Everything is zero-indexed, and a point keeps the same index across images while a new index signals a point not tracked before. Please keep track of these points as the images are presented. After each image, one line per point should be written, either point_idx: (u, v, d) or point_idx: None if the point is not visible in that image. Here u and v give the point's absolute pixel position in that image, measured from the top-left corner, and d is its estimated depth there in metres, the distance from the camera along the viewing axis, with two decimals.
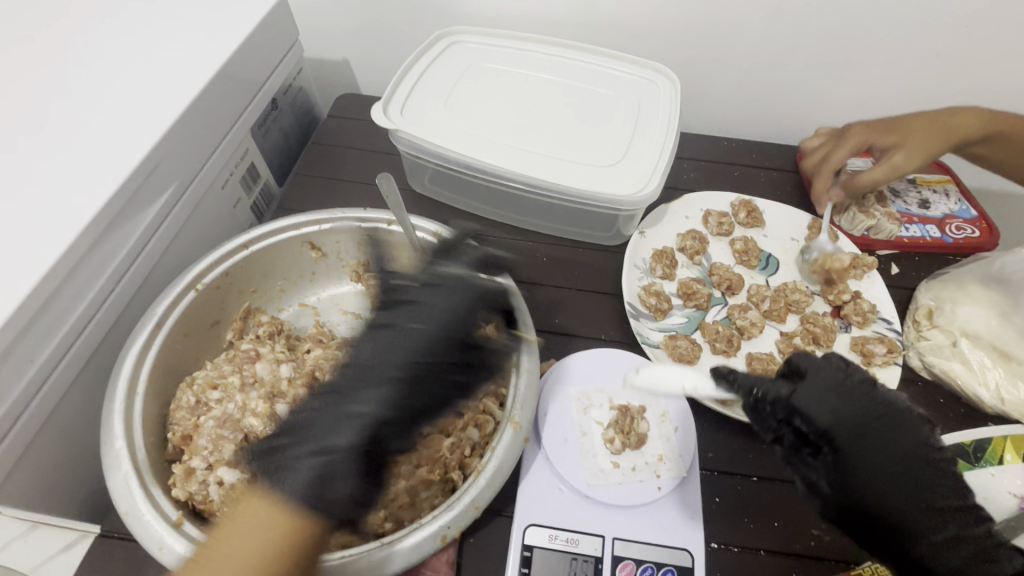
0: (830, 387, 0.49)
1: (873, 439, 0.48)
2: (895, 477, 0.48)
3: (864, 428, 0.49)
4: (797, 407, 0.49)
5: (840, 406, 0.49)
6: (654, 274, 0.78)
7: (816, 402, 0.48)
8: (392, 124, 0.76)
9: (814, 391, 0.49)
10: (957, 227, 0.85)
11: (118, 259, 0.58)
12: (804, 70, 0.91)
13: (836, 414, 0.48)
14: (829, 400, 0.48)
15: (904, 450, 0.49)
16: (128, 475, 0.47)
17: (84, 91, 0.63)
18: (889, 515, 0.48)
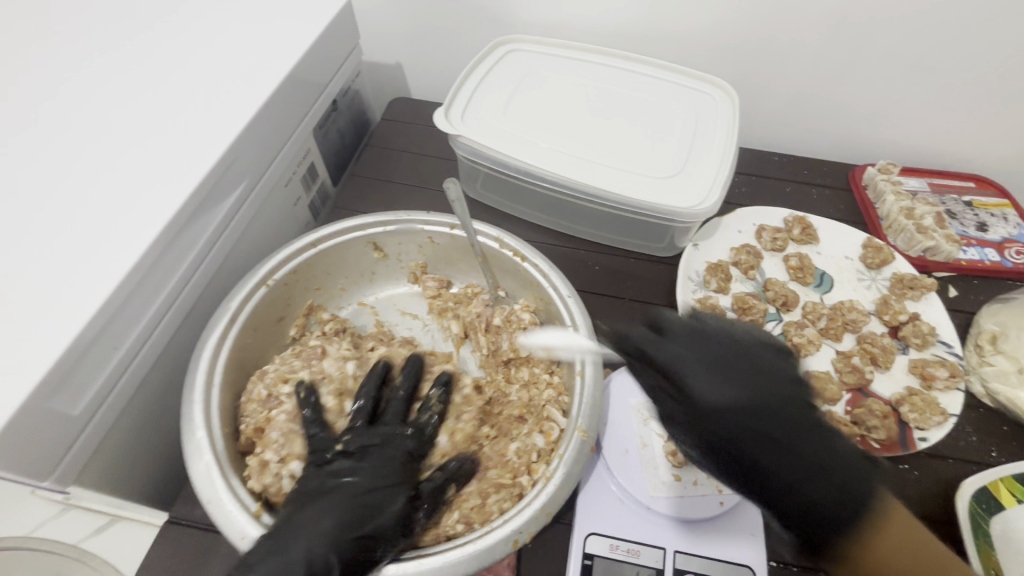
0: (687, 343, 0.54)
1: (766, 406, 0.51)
2: (766, 450, 0.50)
3: (772, 405, 0.51)
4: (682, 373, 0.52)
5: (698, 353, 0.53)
6: (708, 287, 0.78)
7: (704, 380, 0.52)
8: (454, 129, 0.77)
9: (698, 365, 0.53)
10: (1016, 252, 0.84)
11: (194, 252, 0.60)
12: (862, 87, 0.91)
13: (739, 394, 0.52)
14: (698, 370, 0.52)
15: (778, 426, 0.50)
16: (209, 464, 0.48)
17: (164, 89, 0.65)
18: (775, 487, 0.49)
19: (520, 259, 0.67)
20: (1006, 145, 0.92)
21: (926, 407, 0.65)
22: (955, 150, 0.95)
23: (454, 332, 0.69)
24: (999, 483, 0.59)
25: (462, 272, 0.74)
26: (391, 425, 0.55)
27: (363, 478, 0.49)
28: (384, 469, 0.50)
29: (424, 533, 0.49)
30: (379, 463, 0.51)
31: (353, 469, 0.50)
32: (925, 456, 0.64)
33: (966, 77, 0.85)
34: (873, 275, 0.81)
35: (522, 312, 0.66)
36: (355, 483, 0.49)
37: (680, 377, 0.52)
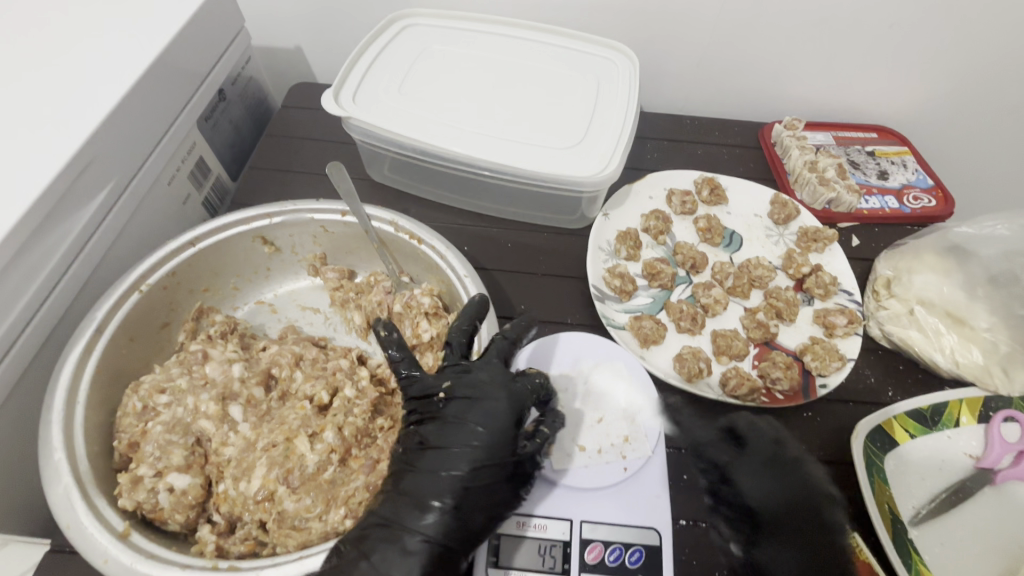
0: (762, 469, 0.59)
1: (795, 519, 0.56)
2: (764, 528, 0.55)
3: (788, 515, 0.56)
4: (732, 475, 0.58)
5: (773, 491, 0.57)
6: (618, 256, 0.78)
7: (751, 478, 0.58)
8: (344, 112, 0.73)
9: (748, 467, 0.59)
10: (915, 197, 0.86)
11: (51, 264, 0.55)
12: (765, 48, 0.90)
13: (769, 496, 0.57)
14: (755, 476, 0.58)
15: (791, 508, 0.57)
16: (68, 487, 0.45)
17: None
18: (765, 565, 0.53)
19: (417, 243, 0.65)
20: (904, 92, 0.94)
21: (827, 354, 0.67)
22: (859, 101, 0.96)
23: (357, 324, 0.68)
24: (894, 421, 0.62)
25: (364, 260, 0.72)
26: (501, 372, 0.53)
27: (473, 445, 0.49)
28: (509, 421, 0.50)
29: (311, 531, 0.47)
30: (497, 436, 0.50)
31: (490, 430, 0.50)
32: (828, 402, 0.66)
33: (862, 27, 0.85)
34: (780, 230, 0.83)
35: (422, 296, 0.63)
36: (478, 452, 0.49)
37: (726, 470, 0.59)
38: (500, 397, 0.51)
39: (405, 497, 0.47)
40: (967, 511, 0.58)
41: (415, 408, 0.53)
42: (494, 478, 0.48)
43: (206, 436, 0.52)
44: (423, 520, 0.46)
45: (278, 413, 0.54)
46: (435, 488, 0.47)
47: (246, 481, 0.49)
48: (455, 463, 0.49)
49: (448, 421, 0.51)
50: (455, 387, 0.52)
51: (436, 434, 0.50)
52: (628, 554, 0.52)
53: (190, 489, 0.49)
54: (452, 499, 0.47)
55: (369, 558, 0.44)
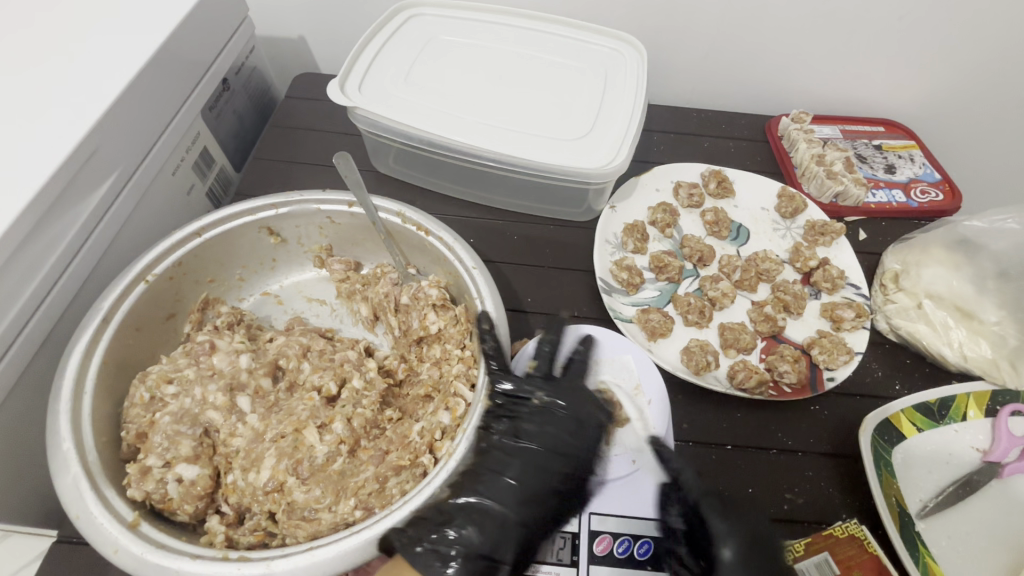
0: (733, 507, 0.54)
1: (777, 559, 0.51)
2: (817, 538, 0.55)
3: (768, 549, 0.51)
4: (702, 507, 0.53)
5: (756, 526, 0.53)
6: (625, 249, 0.77)
7: (717, 514, 0.53)
8: (350, 102, 0.72)
9: (806, 478, 0.59)
10: (922, 191, 0.86)
11: (55, 254, 0.55)
12: (772, 41, 0.89)
13: (743, 531, 0.52)
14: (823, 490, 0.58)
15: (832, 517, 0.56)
16: (77, 477, 0.44)
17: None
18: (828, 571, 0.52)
19: (424, 234, 0.65)
20: (912, 85, 0.93)
21: (834, 348, 0.67)
22: (867, 94, 0.96)
23: (364, 316, 0.67)
24: (902, 415, 0.62)
25: (370, 252, 0.71)
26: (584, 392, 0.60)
27: (558, 450, 0.56)
28: (598, 434, 0.57)
29: (321, 522, 0.47)
30: (586, 444, 0.57)
31: (578, 439, 0.57)
32: (836, 396, 0.65)
33: (871, 19, 0.84)
34: (787, 224, 0.82)
35: (430, 287, 0.63)
36: (560, 453, 0.55)
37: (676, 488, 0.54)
38: (591, 413, 0.59)
39: (499, 488, 0.52)
40: (974, 504, 0.58)
41: (500, 403, 0.57)
42: (582, 479, 0.55)
43: (214, 426, 0.52)
44: (519, 507, 0.51)
45: (286, 404, 0.54)
46: (528, 483, 0.53)
47: (255, 472, 0.49)
48: (540, 460, 0.55)
49: (533, 422, 0.57)
50: (547, 398, 0.58)
51: (530, 432, 0.56)
52: (637, 545, 0.52)
53: (198, 479, 0.49)
54: (541, 491, 0.53)
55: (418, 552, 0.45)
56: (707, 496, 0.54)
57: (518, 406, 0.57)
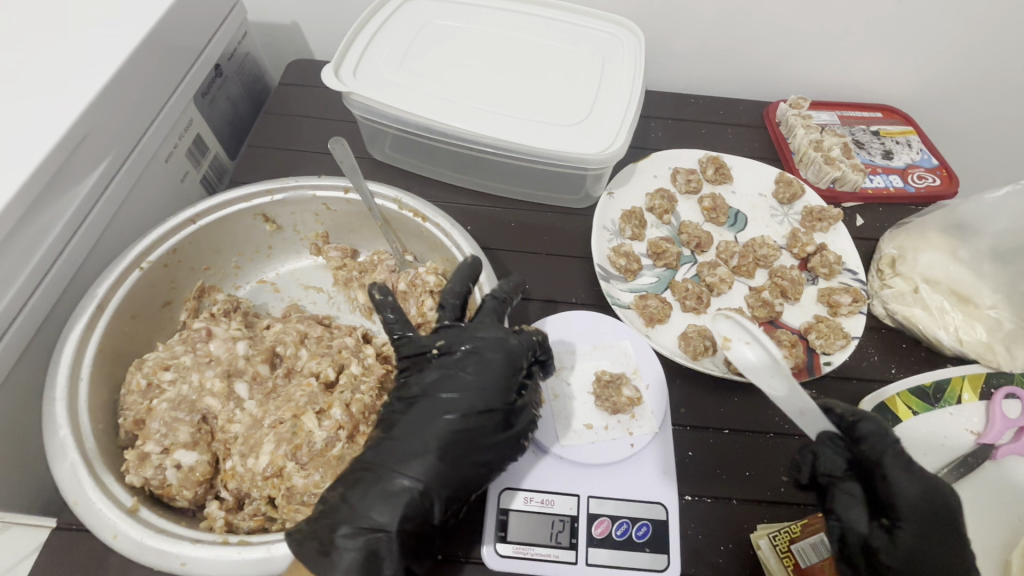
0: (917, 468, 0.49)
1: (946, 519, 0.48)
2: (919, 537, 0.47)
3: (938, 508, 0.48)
4: (886, 468, 0.48)
5: (928, 489, 0.48)
6: (623, 235, 0.77)
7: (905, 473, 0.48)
8: (345, 87, 0.71)
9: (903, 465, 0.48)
10: (919, 177, 0.86)
11: (47, 241, 0.54)
12: (772, 21, 0.87)
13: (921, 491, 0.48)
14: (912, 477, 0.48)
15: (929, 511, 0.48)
16: (75, 463, 0.45)
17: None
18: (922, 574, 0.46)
19: (421, 221, 0.64)
20: (911, 70, 0.93)
21: (831, 333, 0.67)
22: (864, 79, 0.95)
23: (361, 303, 0.67)
24: (897, 398, 0.63)
25: (366, 239, 0.71)
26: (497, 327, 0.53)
27: (467, 392, 0.50)
28: (500, 372, 0.51)
29: None
30: (487, 388, 0.50)
31: (486, 378, 0.50)
32: (833, 379, 0.66)
33: (869, 4, 0.84)
34: (785, 210, 0.82)
35: (427, 274, 0.63)
36: (467, 399, 0.49)
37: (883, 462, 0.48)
38: (495, 347, 0.51)
39: (402, 446, 0.47)
40: (966, 484, 0.59)
41: (408, 365, 0.54)
42: (486, 426, 0.49)
43: (212, 413, 0.52)
44: (409, 466, 0.46)
45: (284, 390, 0.54)
46: (427, 435, 0.47)
47: (253, 458, 0.49)
48: (444, 410, 0.49)
49: (438, 372, 0.51)
50: (449, 343, 0.52)
51: (427, 383, 0.51)
52: (635, 528, 0.53)
53: (197, 465, 0.49)
54: (438, 446, 0.47)
55: (348, 502, 0.44)
56: (892, 452, 0.49)
57: (430, 359, 0.52)
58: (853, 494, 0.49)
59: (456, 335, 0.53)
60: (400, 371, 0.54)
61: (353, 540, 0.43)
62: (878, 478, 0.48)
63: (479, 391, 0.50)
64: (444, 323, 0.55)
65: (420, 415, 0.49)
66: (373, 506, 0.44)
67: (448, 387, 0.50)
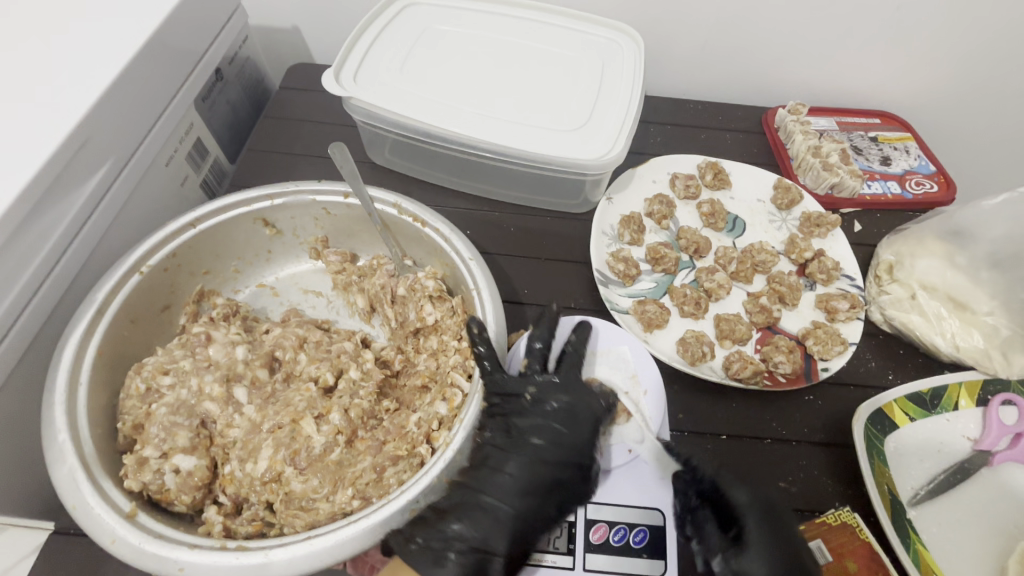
0: (793, 482, 0.58)
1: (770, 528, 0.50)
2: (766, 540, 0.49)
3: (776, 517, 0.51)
4: (721, 483, 0.52)
5: (807, 499, 0.58)
6: (622, 241, 0.77)
7: (793, 477, 0.59)
8: (345, 92, 0.72)
9: (729, 477, 0.53)
10: (917, 183, 0.87)
11: (47, 245, 0.54)
12: (770, 26, 0.88)
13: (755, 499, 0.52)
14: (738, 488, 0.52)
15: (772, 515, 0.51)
16: (73, 468, 0.44)
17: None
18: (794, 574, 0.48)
19: (421, 225, 0.65)
20: (909, 76, 0.93)
21: (829, 339, 0.67)
22: (862, 86, 0.96)
23: (360, 307, 0.67)
24: (894, 405, 0.63)
25: (366, 243, 0.71)
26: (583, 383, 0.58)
27: (556, 444, 0.55)
28: (588, 427, 0.56)
29: (320, 512, 0.47)
30: (576, 442, 0.55)
31: (576, 429, 0.55)
32: (831, 385, 0.66)
33: (867, 11, 0.84)
34: (783, 215, 0.82)
35: (427, 279, 0.63)
36: (559, 447, 0.54)
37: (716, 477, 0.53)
38: (585, 403, 0.56)
39: (499, 482, 0.52)
40: (963, 491, 0.59)
41: (495, 401, 0.56)
42: (578, 473, 0.54)
43: (211, 418, 0.52)
44: (510, 500, 0.51)
45: (283, 395, 0.54)
46: (525, 478, 0.53)
47: (252, 462, 0.49)
48: (535, 456, 0.54)
49: (530, 420, 0.55)
50: (540, 390, 0.57)
51: (522, 427, 0.55)
52: (632, 534, 0.53)
53: (196, 470, 0.49)
54: (532, 486, 0.52)
55: (463, 529, 0.49)
56: (723, 472, 0.53)
57: (523, 407, 0.56)
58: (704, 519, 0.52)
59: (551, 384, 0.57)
60: (490, 406, 0.56)
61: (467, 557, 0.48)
62: (716, 495, 0.52)
63: (575, 441, 0.55)
64: (530, 369, 0.59)
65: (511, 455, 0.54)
66: (486, 535, 0.49)
67: (540, 435, 0.55)
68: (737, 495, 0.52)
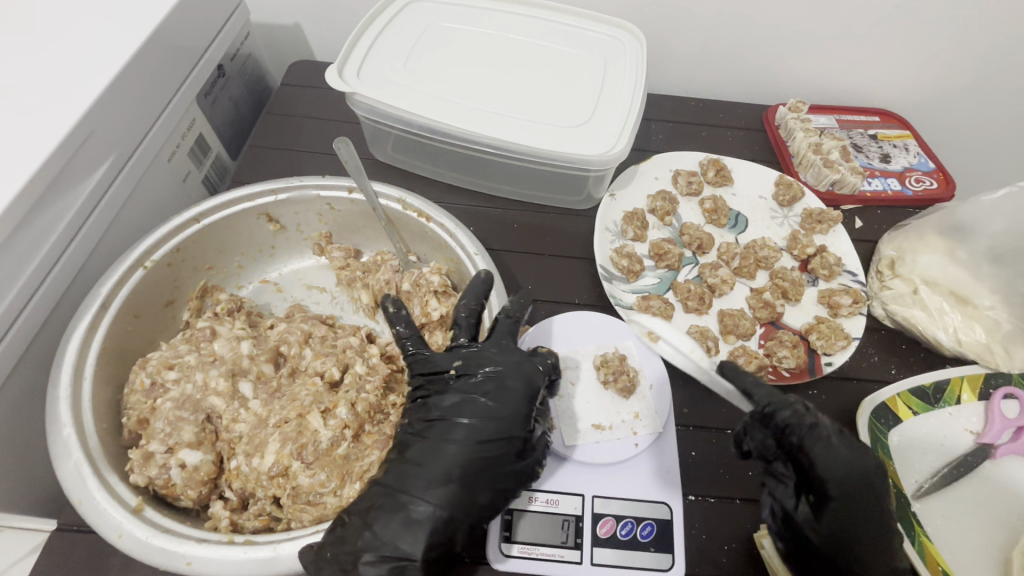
0: (836, 441, 0.50)
1: (866, 494, 0.49)
2: (846, 510, 0.48)
3: (865, 484, 0.49)
4: (808, 446, 0.49)
5: (852, 462, 0.49)
6: (625, 237, 0.77)
7: (825, 445, 0.49)
8: (348, 87, 0.71)
9: (828, 439, 0.49)
10: (916, 180, 0.87)
11: (51, 240, 0.54)
12: (771, 25, 0.88)
13: (845, 468, 0.49)
14: (834, 451, 0.49)
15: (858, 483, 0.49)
16: (79, 463, 0.44)
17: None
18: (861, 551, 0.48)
19: (425, 221, 0.65)
20: (908, 75, 0.94)
21: (832, 333, 0.67)
22: (862, 84, 0.97)
23: (365, 303, 0.67)
24: (897, 399, 0.63)
25: (370, 239, 0.71)
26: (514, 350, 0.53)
27: (484, 419, 0.48)
28: (517, 398, 0.50)
29: (327, 506, 0.47)
30: (502, 414, 0.49)
31: (505, 400, 0.50)
32: (834, 380, 0.66)
33: (867, 9, 0.85)
34: (785, 212, 0.83)
35: (431, 275, 0.63)
36: (486, 424, 0.48)
37: (801, 440, 0.49)
38: (513, 373, 0.51)
39: (413, 473, 0.46)
40: (967, 485, 0.59)
41: (421, 383, 0.53)
42: (507, 452, 0.48)
43: (216, 412, 0.52)
44: (427, 492, 0.45)
45: (289, 390, 0.54)
46: (443, 463, 0.46)
47: (259, 457, 0.49)
48: (464, 435, 0.48)
49: (457, 396, 0.50)
50: (466, 364, 0.52)
51: (442, 407, 0.49)
52: (640, 528, 0.53)
53: (202, 465, 0.48)
54: (458, 472, 0.46)
55: (371, 529, 0.43)
56: (812, 432, 0.49)
57: (448, 382, 0.51)
58: (783, 473, 0.51)
59: (473, 357, 0.53)
60: (415, 390, 0.53)
61: (376, 567, 0.42)
62: (800, 456, 0.49)
63: (500, 416, 0.49)
64: (458, 343, 0.55)
65: (435, 442, 0.48)
66: (397, 535, 0.43)
67: (467, 412, 0.49)
68: (825, 464, 0.49)
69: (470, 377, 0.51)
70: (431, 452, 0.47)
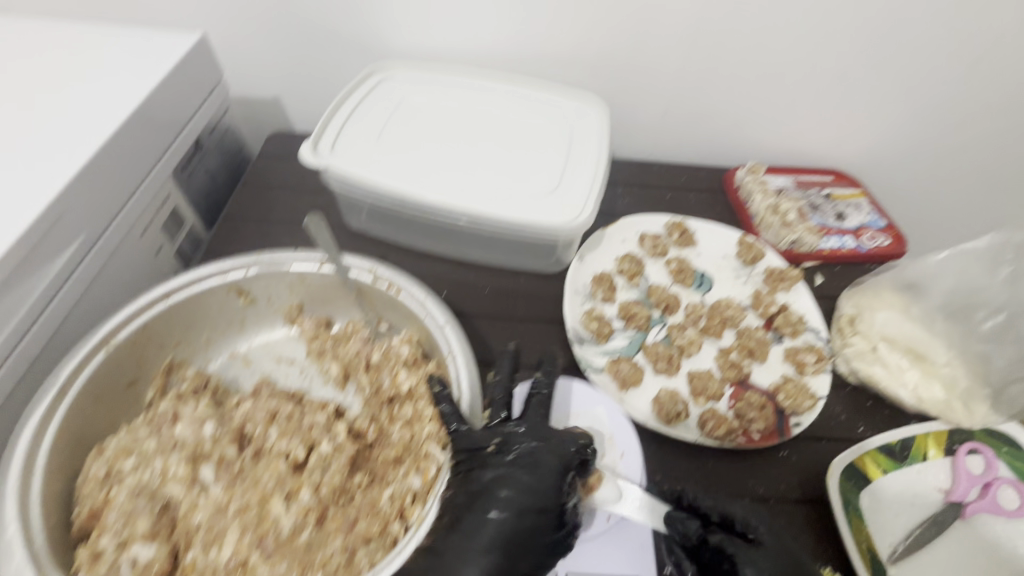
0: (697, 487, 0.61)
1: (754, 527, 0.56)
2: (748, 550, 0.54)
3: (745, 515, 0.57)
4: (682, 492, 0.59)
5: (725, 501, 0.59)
6: (595, 299, 0.79)
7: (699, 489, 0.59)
8: (322, 163, 0.74)
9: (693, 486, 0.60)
10: (871, 237, 0.91)
11: (13, 323, 0.54)
12: (724, 96, 0.95)
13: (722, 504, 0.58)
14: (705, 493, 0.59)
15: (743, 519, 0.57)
16: (22, 565, 0.42)
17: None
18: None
19: (395, 291, 0.66)
20: (855, 139, 1.00)
21: (798, 393, 0.69)
22: (814, 148, 1.03)
23: (335, 374, 0.66)
24: (864, 458, 0.63)
25: (341, 309, 0.71)
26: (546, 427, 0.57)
27: (523, 491, 0.52)
28: (554, 472, 0.53)
29: None
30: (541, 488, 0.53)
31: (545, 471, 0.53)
32: (803, 440, 0.67)
33: (810, 81, 0.92)
34: (748, 270, 0.85)
35: (400, 346, 0.64)
36: (524, 497, 0.52)
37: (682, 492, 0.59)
38: (547, 447, 0.54)
39: (460, 538, 0.50)
40: (940, 546, 0.59)
41: (464, 458, 0.55)
42: (543, 523, 0.51)
43: (175, 500, 0.50)
44: (475, 557, 0.49)
45: (251, 473, 0.53)
46: (486, 532, 0.50)
47: (217, 548, 0.48)
48: (505, 505, 0.52)
49: (496, 469, 0.53)
50: (504, 441, 0.55)
51: (485, 479, 0.53)
52: None
53: (154, 560, 0.47)
54: (501, 541, 0.50)
55: None
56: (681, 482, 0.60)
57: (487, 457, 0.54)
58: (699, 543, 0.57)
59: (513, 435, 0.56)
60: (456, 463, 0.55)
61: None
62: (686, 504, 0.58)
63: (536, 487, 0.52)
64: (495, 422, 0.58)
65: (477, 510, 0.52)
66: None
67: (506, 484, 0.52)
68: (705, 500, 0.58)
69: (509, 452, 0.54)
70: (473, 520, 0.51)
